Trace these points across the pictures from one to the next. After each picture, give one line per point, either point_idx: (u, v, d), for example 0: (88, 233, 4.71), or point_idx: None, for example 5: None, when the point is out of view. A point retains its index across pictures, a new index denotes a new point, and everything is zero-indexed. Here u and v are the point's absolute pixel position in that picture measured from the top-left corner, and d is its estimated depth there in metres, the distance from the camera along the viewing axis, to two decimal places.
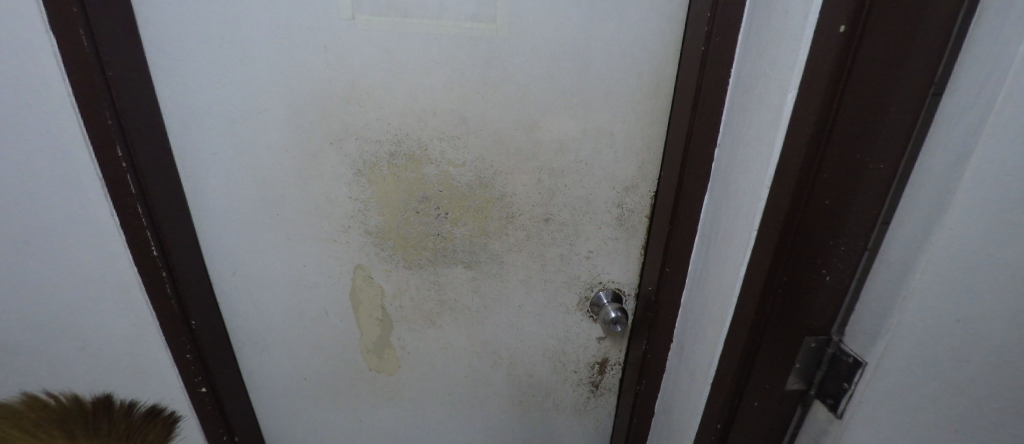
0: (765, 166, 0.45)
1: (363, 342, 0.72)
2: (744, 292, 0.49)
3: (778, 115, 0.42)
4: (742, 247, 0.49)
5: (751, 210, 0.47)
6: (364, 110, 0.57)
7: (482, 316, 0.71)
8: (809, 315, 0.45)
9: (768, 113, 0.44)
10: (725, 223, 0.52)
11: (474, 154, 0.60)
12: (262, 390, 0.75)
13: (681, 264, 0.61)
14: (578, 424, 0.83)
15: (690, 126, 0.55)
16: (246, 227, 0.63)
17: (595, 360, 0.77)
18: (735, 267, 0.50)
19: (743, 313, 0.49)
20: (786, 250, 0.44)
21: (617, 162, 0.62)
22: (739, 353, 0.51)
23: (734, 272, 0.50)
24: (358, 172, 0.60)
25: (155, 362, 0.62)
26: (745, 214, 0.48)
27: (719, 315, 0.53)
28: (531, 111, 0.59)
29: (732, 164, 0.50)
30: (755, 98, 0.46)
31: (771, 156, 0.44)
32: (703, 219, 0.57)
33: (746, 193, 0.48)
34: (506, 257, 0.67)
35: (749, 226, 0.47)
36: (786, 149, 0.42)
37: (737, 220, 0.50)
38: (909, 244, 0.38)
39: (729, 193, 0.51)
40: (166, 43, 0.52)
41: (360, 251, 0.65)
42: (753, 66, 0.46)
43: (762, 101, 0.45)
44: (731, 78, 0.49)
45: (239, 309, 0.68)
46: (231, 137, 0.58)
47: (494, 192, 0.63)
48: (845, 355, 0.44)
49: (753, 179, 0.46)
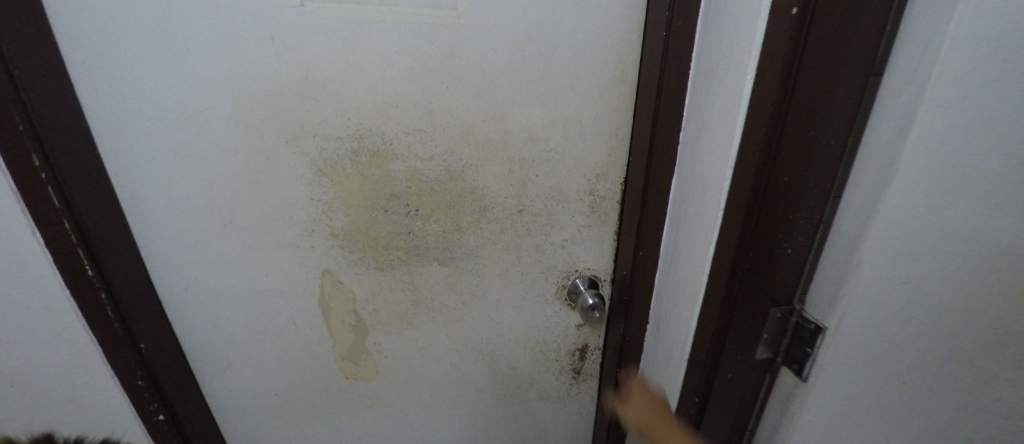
0: (727, 148, 0.46)
1: (336, 350, 0.69)
2: (712, 269, 0.51)
3: (737, 96, 0.44)
4: (709, 227, 0.51)
5: (717, 191, 0.49)
6: (321, 105, 0.53)
7: (460, 313, 0.69)
8: (773, 287, 0.47)
9: (726, 95, 0.46)
10: (693, 205, 0.54)
11: (443, 147, 0.58)
12: (227, 411, 0.70)
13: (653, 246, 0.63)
14: (563, 412, 0.84)
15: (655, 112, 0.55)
16: (197, 238, 0.58)
17: (576, 347, 0.78)
18: (705, 247, 0.52)
19: (713, 288, 0.52)
20: (752, 226, 0.46)
21: (587, 149, 0.63)
22: (711, 327, 0.53)
23: (704, 251, 0.52)
24: (319, 171, 0.57)
25: (101, 394, 0.56)
26: (712, 194, 0.50)
27: (692, 293, 0.56)
28: (498, 100, 0.57)
29: (697, 147, 0.52)
30: (716, 82, 0.47)
31: (732, 136, 0.45)
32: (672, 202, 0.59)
33: (710, 175, 0.49)
34: (481, 251, 0.66)
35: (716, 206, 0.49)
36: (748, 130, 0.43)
37: (704, 201, 0.51)
38: (859, 215, 0.41)
39: (694, 175, 0.53)
40: (85, 36, 0.46)
41: (326, 256, 0.62)
42: (712, 50, 0.47)
43: (721, 84, 0.46)
44: (692, 63, 0.51)
45: (196, 328, 0.63)
46: (171, 139, 0.52)
47: (465, 186, 0.61)
48: (805, 320, 0.47)
49: (717, 160, 0.48)
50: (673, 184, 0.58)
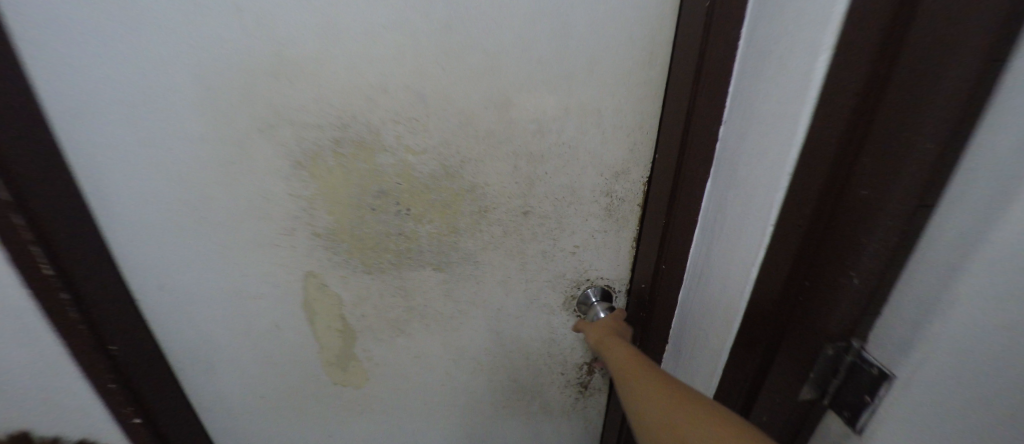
0: (784, 153, 0.37)
1: (323, 355, 0.64)
2: (754, 297, 0.43)
3: (802, 86, 0.34)
4: (751, 245, 0.42)
5: (767, 205, 0.39)
6: (297, 87, 0.46)
7: (456, 321, 0.63)
8: (829, 326, 0.38)
9: (785, 85, 0.36)
10: (732, 217, 0.45)
11: (437, 139, 0.51)
12: (213, 411, 0.67)
13: (679, 259, 0.55)
14: (568, 427, 0.77)
15: (691, 103, 0.47)
16: (169, 233, 0.53)
17: (583, 360, 0.70)
18: (745, 268, 0.43)
19: (755, 320, 0.43)
20: (809, 251, 0.37)
21: (605, 144, 0.54)
22: (752, 364, 0.45)
23: (744, 273, 0.44)
24: (297, 164, 0.50)
25: (74, 394, 0.54)
26: (757, 206, 0.41)
27: (727, 321, 0.47)
28: (503, 85, 0.49)
29: (740, 147, 0.43)
30: (772, 66, 0.37)
31: (794, 139, 0.36)
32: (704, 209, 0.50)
33: (759, 182, 0.40)
34: (480, 256, 0.58)
35: (764, 223, 0.40)
36: (815, 130, 0.34)
37: (747, 213, 0.43)
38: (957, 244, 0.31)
39: (736, 182, 0.44)
40: (26, 4, 0.40)
41: (308, 257, 0.56)
42: (771, 23, 0.37)
43: (780, 69, 0.36)
44: (741, 41, 0.41)
45: (174, 328, 0.59)
46: (134, 126, 0.47)
47: (462, 183, 0.54)
48: (865, 363, 0.38)
49: (768, 166, 0.39)
50: (706, 189, 0.50)
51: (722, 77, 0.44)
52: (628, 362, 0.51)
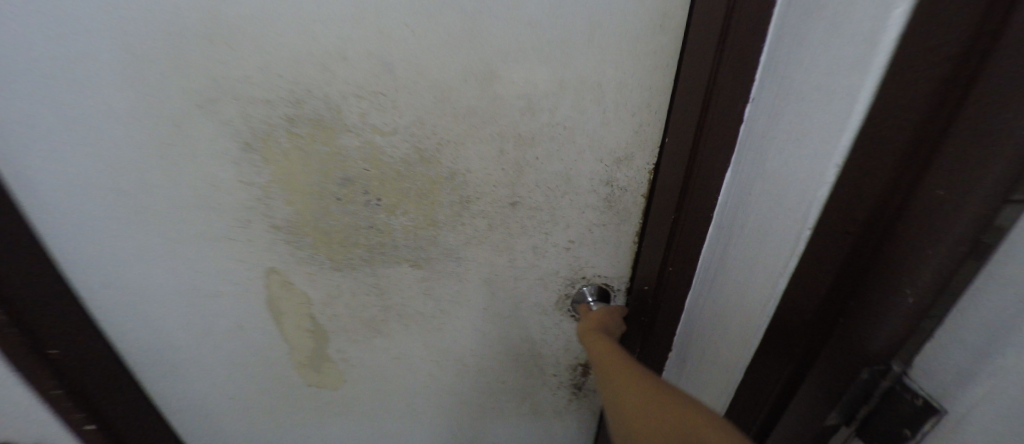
0: (836, 138, 0.29)
1: (293, 356, 0.59)
2: (782, 311, 0.36)
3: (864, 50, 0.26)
4: (780, 251, 0.35)
5: (809, 203, 0.32)
6: (236, 54, 0.38)
7: (438, 322, 0.57)
8: (870, 353, 0.30)
9: (838, 48, 0.28)
10: (759, 213, 0.38)
11: (409, 118, 0.43)
12: (180, 411, 0.63)
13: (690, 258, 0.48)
14: (561, 429, 0.73)
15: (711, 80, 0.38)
16: (106, 225, 0.46)
17: (577, 362, 0.64)
18: (771, 276, 0.37)
19: (779, 339, 0.36)
20: (856, 264, 0.29)
21: (606, 125, 0.46)
22: (772, 386, 0.38)
23: (769, 282, 0.37)
24: (247, 146, 0.43)
25: (16, 399, 0.49)
26: (790, 205, 0.34)
27: (749, 332, 0.41)
28: (485, 53, 0.41)
29: (772, 131, 0.36)
30: (823, 26, 0.29)
31: (850, 120, 0.28)
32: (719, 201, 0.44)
33: (795, 175, 0.33)
34: (462, 252, 0.52)
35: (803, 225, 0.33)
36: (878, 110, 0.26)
37: (777, 211, 0.35)
38: None
39: (765, 171, 0.37)
40: None
41: (268, 252, 0.49)
42: None
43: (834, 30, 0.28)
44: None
45: (126, 327, 0.54)
46: (42, 100, 0.38)
47: (440, 170, 0.46)
48: (907, 392, 0.31)
49: (811, 157, 0.31)
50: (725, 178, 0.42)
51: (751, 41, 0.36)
52: (600, 349, 0.46)
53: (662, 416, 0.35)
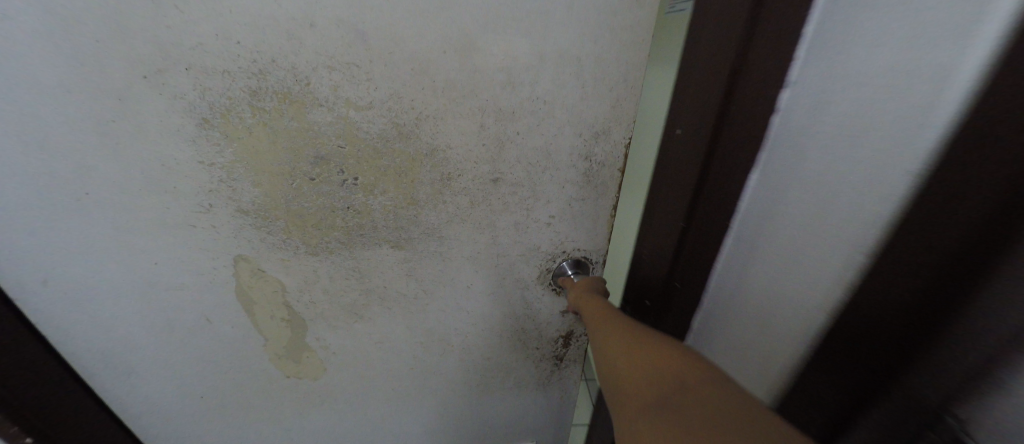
0: (912, 135, 0.29)
1: (268, 347, 0.56)
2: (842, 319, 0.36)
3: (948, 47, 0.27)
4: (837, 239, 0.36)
5: (876, 199, 0.32)
6: (187, 18, 0.35)
7: (421, 303, 0.57)
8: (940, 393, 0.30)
9: (913, 48, 0.29)
10: (807, 199, 0.39)
11: (385, 91, 0.41)
12: (143, 414, 0.58)
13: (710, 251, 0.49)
14: (544, 400, 0.75)
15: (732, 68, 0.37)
16: (37, 217, 0.41)
17: (559, 335, 0.66)
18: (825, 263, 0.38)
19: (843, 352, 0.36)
20: (934, 290, 0.29)
21: (585, 99, 0.46)
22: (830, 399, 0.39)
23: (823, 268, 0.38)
24: (205, 123, 0.39)
25: None
26: (848, 188, 0.35)
27: (796, 327, 0.42)
28: (464, 22, 0.40)
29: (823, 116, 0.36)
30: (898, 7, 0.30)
31: (931, 118, 0.28)
32: (748, 193, 0.46)
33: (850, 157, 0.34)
34: (444, 231, 0.51)
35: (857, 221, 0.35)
36: (958, 106, 0.27)
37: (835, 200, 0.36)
38: None
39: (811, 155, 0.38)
40: None
41: (235, 239, 0.46)
42: None
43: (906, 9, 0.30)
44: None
45: (72, 330, 0.49)
46: None
47: (419, 146, 0.45)
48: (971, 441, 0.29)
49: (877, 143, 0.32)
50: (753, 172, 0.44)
51: (784, 32, 0.36)
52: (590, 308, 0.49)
53: (621, 348, 0.38)
